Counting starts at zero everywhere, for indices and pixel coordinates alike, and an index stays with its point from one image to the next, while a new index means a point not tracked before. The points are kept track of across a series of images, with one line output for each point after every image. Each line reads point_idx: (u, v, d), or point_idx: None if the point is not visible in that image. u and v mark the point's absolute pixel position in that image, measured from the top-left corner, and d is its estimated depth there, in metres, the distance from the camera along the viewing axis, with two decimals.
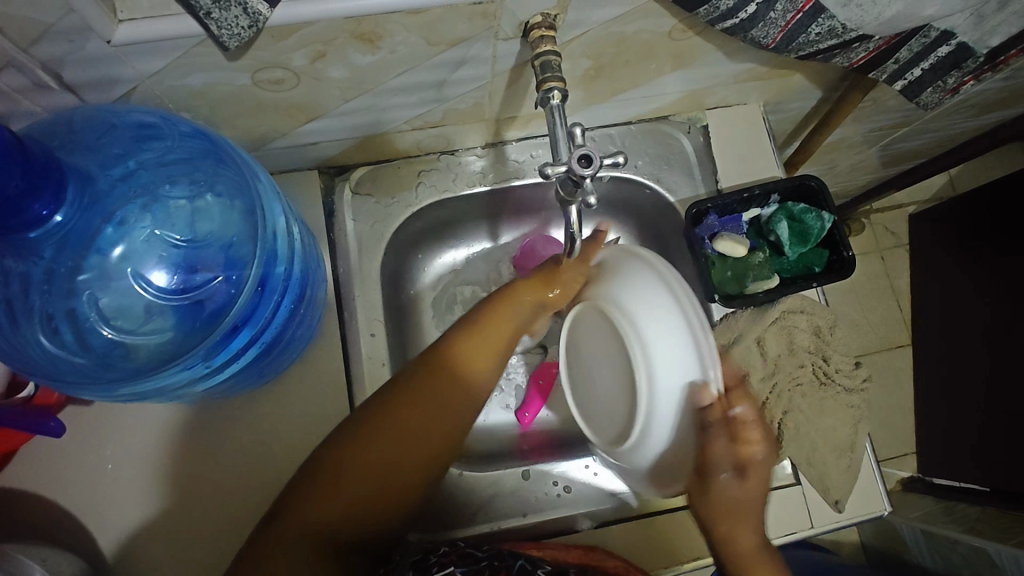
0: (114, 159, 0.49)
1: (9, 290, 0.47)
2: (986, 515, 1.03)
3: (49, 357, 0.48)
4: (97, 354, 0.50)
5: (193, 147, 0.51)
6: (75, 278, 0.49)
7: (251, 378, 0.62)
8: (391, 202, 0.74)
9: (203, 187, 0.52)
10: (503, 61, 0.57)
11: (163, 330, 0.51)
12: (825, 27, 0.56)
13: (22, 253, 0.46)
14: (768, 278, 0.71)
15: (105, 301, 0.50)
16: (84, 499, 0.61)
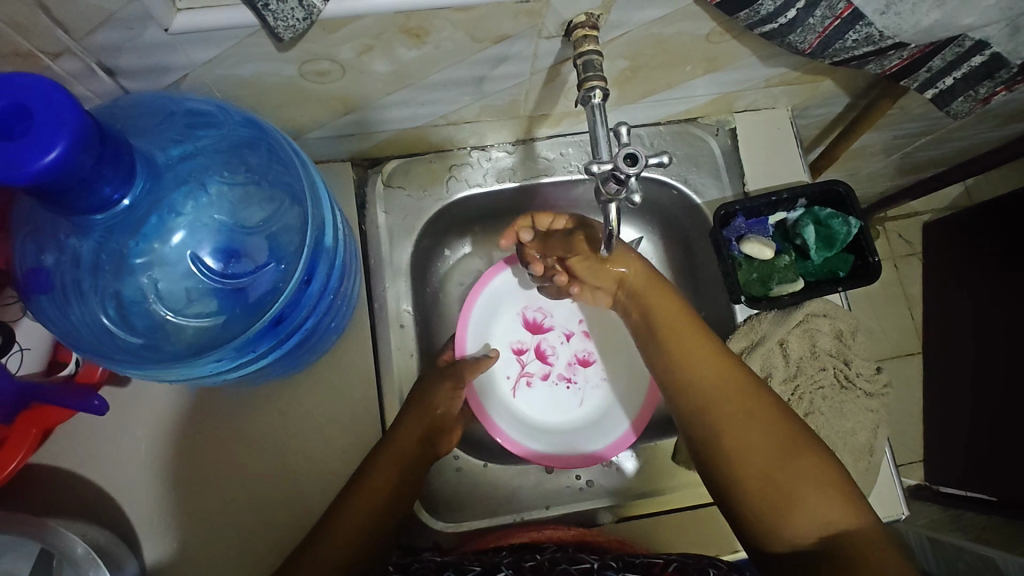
0: (170, 143, 0.50)
1: (62, 267, 0.48)
2: (993, 523, 1.04)
3: (95, 332, 0.49)
4: (144, 335, 0.51)
5: (246, 136, 0.52)
6: (125, 257, 0.50)
7: (286, 367, 0.63)
8: (422, 195, 0.75)
9: (251, 176, 0.53)
10: (542, 59, 0.58)
11: (205, 314, 0.52)
12: (861, 34, 0.56)
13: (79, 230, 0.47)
14: (792, 281, 0.72)
15: (153, 282, 0.51)
16: (120, 478, 0.62)
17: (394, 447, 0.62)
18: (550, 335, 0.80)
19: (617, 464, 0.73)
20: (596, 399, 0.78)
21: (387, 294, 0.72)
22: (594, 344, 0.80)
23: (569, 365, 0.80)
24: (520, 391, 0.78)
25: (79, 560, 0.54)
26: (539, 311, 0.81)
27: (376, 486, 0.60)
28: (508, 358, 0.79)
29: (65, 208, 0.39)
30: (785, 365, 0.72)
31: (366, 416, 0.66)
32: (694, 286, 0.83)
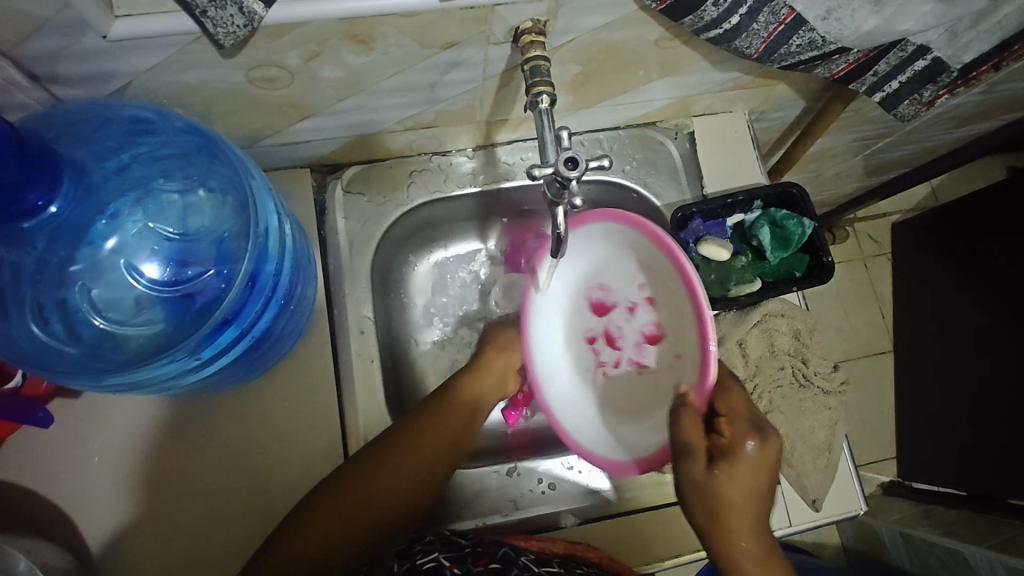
0: (109, 152, 0.51)
1: (1, 279, 0.49)
2: (962, 518, 1.06)
3: (40, 347, 0.49)
4: (87, 344, 0.51)
5: (187, 142, 0.52)
6: (68, 269, 0.51)
7: (238, 372, 0.62)
8: (383, 201, 0.75)
9: (196, 182, 0.53)
10: (494, 64, 0.58)
11: (153, 322, 0.52)
12: (805, 38, 0.58)
13: (15, 242, 0.48)
14: (749, 282, 0.73)
15: (97, 292, 0.52)
16: (76, 489, 0.61)
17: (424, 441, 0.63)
18: (616, 314, 0.69)
19: (581, 471, 0.72)
20: (670, 378, 0.65)
21: (347, 299, 0.72)
22: (664, 311, 0.65)
23: (638, 346, 0.68)
24: (604, 382, 0.69)
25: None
26: (602, 291, 0.68)
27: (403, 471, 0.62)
28: (580, 348, 0.70)
29: None
30: (744, 365, 0.73)
31: (328, 423, 0.66)
32: None
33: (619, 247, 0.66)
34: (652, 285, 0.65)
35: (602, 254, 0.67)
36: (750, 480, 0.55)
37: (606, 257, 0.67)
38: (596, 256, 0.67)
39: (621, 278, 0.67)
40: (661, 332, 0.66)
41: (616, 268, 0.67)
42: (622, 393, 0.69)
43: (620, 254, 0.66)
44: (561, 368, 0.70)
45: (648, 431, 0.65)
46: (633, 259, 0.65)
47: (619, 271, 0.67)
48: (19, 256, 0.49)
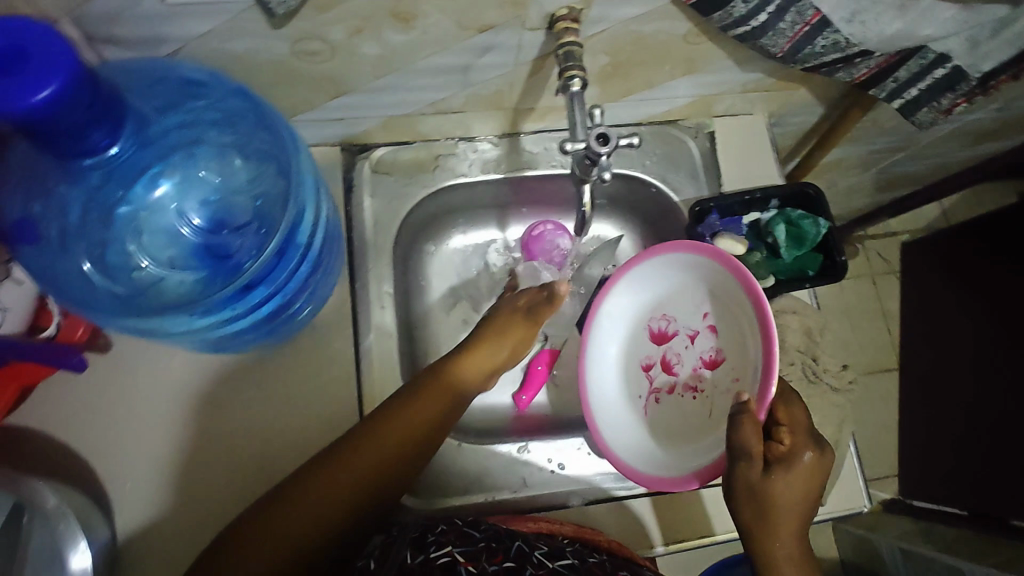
0: (165, 105, 0.51)
1: (52, 216, 0.50)
2: (962, 535, 1.06)
3: (83, 284, 0.51)
4: (123, 288, 0.52)
5: (237, 105, 0.53)
6: (119, 211, 0.52)
7: (256, 337, 0.64)
8: (408, 181, 0.77)
9: (243, 143, 0.55)
10: (527, 50, 0.60)
11: (191, 271, 0.54)
12: (829, 40, 0.60)
13: (72, 181, 0.48)
14: (762, 278, 0.75)
15: (144, 238, 0.54)
16: (100, 443, 0.63)
17: (400, 425, 0.60)
18: (675, 341, 0.72)
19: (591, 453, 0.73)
20: (728, 402, 0.67)
21: (369, 274, 0.73)
22: (722, 339, 0.69)
23: (696, 371, 0.70)
24: (653, 410, 0.72)
25: (50, 512, 0.54)
26: (662, 319, 0.73)
27: (374, 448, 0.59)
28: (636, 377, 0.73)
29: (51, 149, 0.39)
30: None
31: (346, 393, 0.67)
32: None
33: (678, 273, 0.71)
34: (715, 312, 0.69)
35: (662, 279, 0.72)
36: (805, 485, 0.54)
37: (668, 288, 0.72)
38: (655, 283, 0.72)
39: (682, 306, 0.71)
40: (722, 357, 0.69)
41: (676, 295, 0.72)
42: (676, 421, 0.70)
43: (681, 281, 0.71)
44: (610, 392, 0.73)
45: (698, 455, 0.66)
46: (706, 288, 0.70)
47: (678, 301, 0.72)
48: (67, 195, 0.49)
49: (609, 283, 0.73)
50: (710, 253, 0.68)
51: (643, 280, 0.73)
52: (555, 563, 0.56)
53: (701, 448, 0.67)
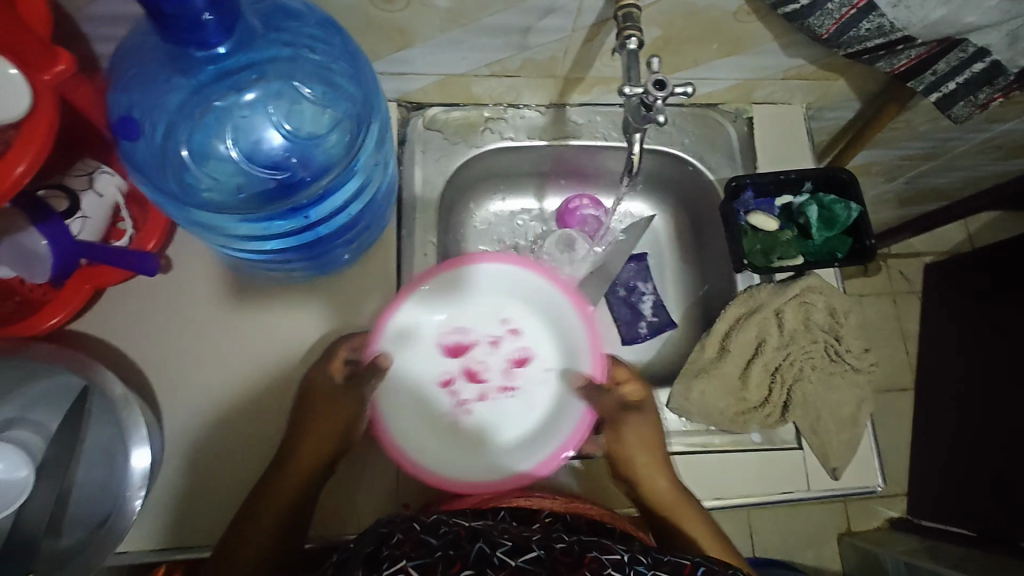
0: (267, 16, 0.54)
1: (156, 109, 0.55)
2: (969, 555, 1.08)
3: (171, 173, 0.56)
4: (203, 184, 0.58)
5: (327, 34, 0.58)
6: (211, 111, 0.57)
7: (305, 260, 0.69)
8: (457, 141, 0.81)
9: (327, 69, 0.58)
10: (586, 15, 0.64)
11: (263, 179, 0.59)
12: (874, 24, 0.63)
13: (182, 74, 0.53)
14: (792, 257, 0.77)
15: (229, 140, 0.58)
16: (155, 356, 0.67)
17: (300, 459, 0.62)
18: (475, 350, 0.77)
19: None
20: (562, 393, 0.75)
21: (415, 224, 0.77)
22: (524, 338, 0.78)
23: (504, 372, 0.77)
24: (465, 419, 0.74)
25: (116, 399, 0.58)
26: (459, 334, 0.77)
27: (283, 483, 0.61)
28: (438, 393, 0.75)
29: (167, 37, 0.41)
30: (779, 333, 0.76)
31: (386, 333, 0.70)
32: (699, 262, 0.89)
33: (472, 287, 0.77)
34: (513, 317, 0.78)
35: (457, 286, 0.76)
36: (644, 438, 0.68)
37: (472, 295, 0.77)
38: (444, 297, 0.76)
39: (472, 316, 0.77)
40: (532, 353, 0.78)
41: (470, 312, 0.77)
42: (488, 428, 0.74)
43: (485, 293, 0.77)
44: (410, 405, 0.73)
45: (541, 447, 0.72)
46: (499, 298, 0.78)
47: (472, 313, 0.77)
48: (173, 88, 0.54)
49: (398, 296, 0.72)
50: (533, 269, 0.77)
51: (434, 291, 0.74)
52: (519, 560, 0.45)
53: (537, 439, 0.73)
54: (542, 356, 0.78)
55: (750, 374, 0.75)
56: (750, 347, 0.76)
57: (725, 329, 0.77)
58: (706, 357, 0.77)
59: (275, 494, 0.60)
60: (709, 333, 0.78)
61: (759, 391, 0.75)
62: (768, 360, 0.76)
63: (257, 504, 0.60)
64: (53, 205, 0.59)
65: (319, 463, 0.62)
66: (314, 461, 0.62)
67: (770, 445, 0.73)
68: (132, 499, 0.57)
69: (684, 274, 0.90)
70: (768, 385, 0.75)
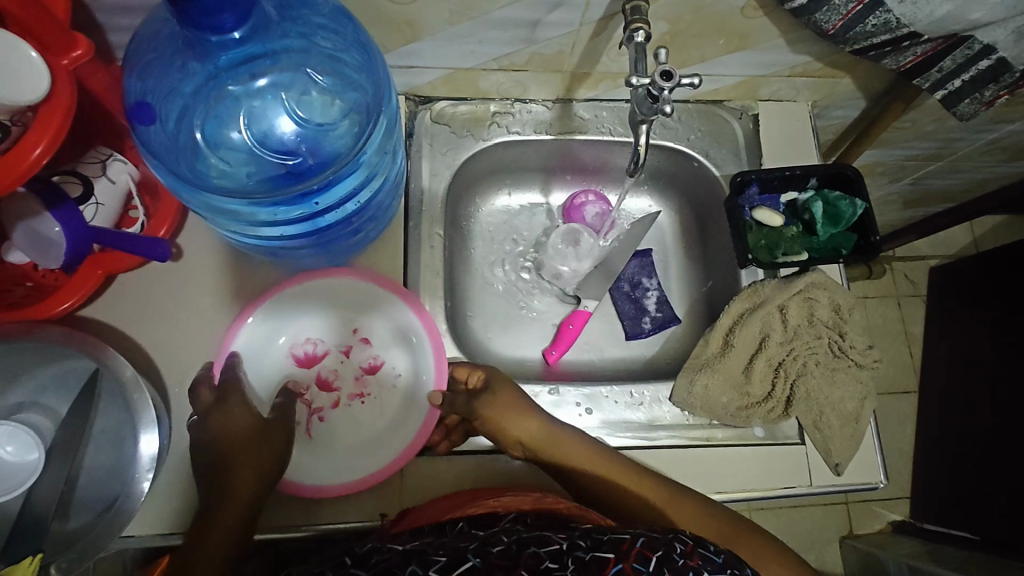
0: (282, 6, 0.56)
1: (171, 93, 0.56)
2: (972, 559, 1.08)
3: (181, 157, 0.57)
4: (212, 169, 0.58)
5: (339, 24, 0.58)
6: (224, 96, 0.58)
7: (312, 246, 0.70)
8: (464, 135, 0.81)
9: (338, 60, 0.59)
10: (593, 9, 0.65)
11: (270, 166, 0.59)
12: (880, 19, 0.63)
13: (199, 59, 0.54)
14: (797, 253, 0.78)
15: (239, 126, 0.59)
16: (163, 344, 0.67)
17: (233, 481, 0.60)
18: (327, 360, 0.72)
19: (617, 402, 0.75)
20: (400, 402, 0.71)
21: (421, 216, 0.77)
22: (376, 347, 0.72)
23: (355, 382, 0.71)
24: (316, 429, 0.69)
25: (126, 380, 0.57)
26: (308, 344, 0.71)
27: (236, 493, 0.59)
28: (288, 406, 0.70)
29: (185, 21, 0.41)
30: (783, 328, 0.76)
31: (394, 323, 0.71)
32: (704, 258, 0.89)
33: (315, 297, 0.71)
34: (364, 327, 0.72)
35: (290, 300, 0.70)
36: (528, 429, 0.66)
37: (317, 315, 0.71)
38: (288, 308, 0.70)
39: (316, 324, 0.72)
40: (381, 364, 0.72)
41: (313, 319, 0.72)
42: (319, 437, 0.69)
43: (321, 300, 0.71)
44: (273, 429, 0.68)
45: (383, 454, 0.67)
46: (339, 305, 0.72)
47: (318, 323, 0.72)
48: (190, 72, 0.56)
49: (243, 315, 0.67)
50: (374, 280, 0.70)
51: (275, 318, 0.69)
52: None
53: (378, 449, 0.68)
54: (390, 363, 0.72)
55: (754, 368, 0.75)
56: (754, 342, 0.77)
57: (729, 323, 0.77)
58: (710, 351, 0.77)
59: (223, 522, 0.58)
60: (713, 327, 0.78)
61: (762, 386, 0.75)
62: (772, 355, 0.76)
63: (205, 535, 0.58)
64: (67, 191, 0.60)
65: (251, 487, 0.60)
66: (244, 486, 0.60)
67: (773, 440, 0.73)
68: (139, 482, 0.56)
69: (689, 270, 0.90)
70: (771, 380, 0.75)
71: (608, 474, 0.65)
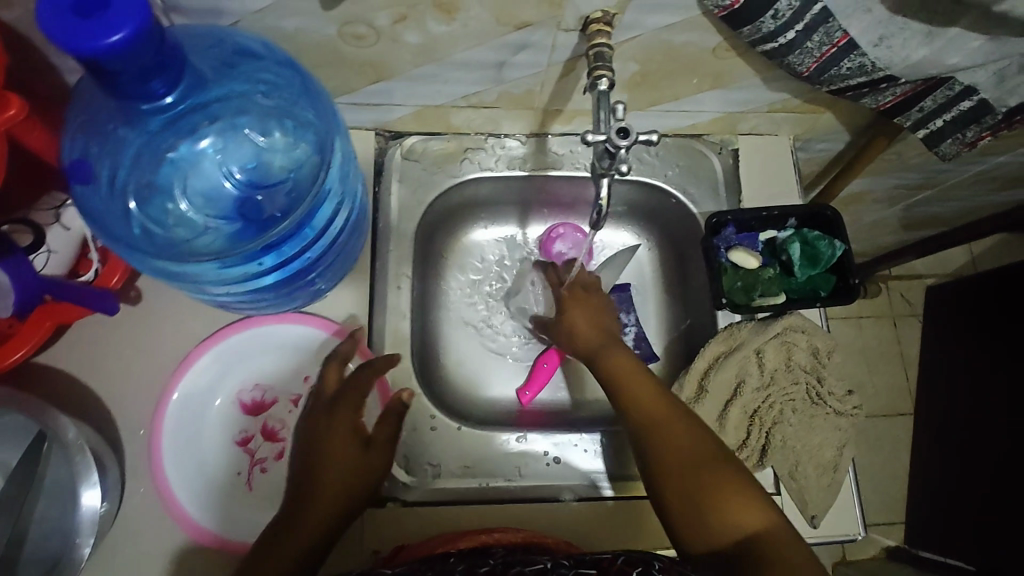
0: (222, 64, 0.55)
1: (107, 160, 0.54)
2: None
3: (126, 225, 0.56)
4: (161, 233, 0.57)
5: (283, 75, 0.59)
6: (165, 156, 0.57)
7: (275, 298, 0.68)
8: (436, 172, 0.80)
9: (285, 111, 0.59)
10: (560, 51, 0.63)
11: (224, 224, 0.59)
12: (855, 63, 0.61)
13: (133, 123, 0.53)
14: (774, 295, 0.75)
15: (184, 189, 0.58)
16: (120, 390, 0.66)
17: (328, 476, 0.61)
18: (274, 409, 0.68)
19: (587, 450, 0.74)
20: None
21: (390, 256, 0.75)
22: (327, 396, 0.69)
23: (303, 432, 0.68)
24: (258, 481, 0.66)
25: (69, 443, 0.57)
26: (255, 390, 0.68)
27: (332, 477, 0.61)
28: (229, 455, 0.66)
29: (113, 92, 0.40)
30: (759, 373, 0.74)
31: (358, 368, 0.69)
32: (684, 295, 0.87)
33: (265, 342, 0.69)
34: (315, 374, 0.69)
35: (239, 345, 0.68)
36: (587, 317, 0.75)
37: (265, 362, 0.69)
38: (237, 354, 0.68)
39: (265, 371, 0.69)
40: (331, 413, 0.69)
41: (264, 365, 0.69)
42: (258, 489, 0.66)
43: (271, 345, 0.69)
44: (213, 480, 0.65)
45: None
46: (290, 352, 0.69)
47: (267, 369, 0.69)
48: (127, 136, 0.54)
49: (191, 358, 0.66)
50: (318, 324, 0.69)
51: (218, 369, 0.67)
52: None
53: None
54: None
55: (729, 416, 0.73)
56: (729, 387, 0.74)
57: (705, 367, 0.75)
58: (684, 396, 0.75)
59: (321, 493, 0.60)
60: (688, 371, 0.76)
61: (737, 434, 0.73)
62: (747, 402, 0.74)
63: (303, 506, 0.59)
64: (18, 240, 0.60)
65: (349, 464, 0.62)
66: (342, 463, 0.61)
67: None
68: (81, 546, 0.56)
69: (669, 307, 0.88)
70: (746, 428, 0.73)
71: (647, 391, 0.64)
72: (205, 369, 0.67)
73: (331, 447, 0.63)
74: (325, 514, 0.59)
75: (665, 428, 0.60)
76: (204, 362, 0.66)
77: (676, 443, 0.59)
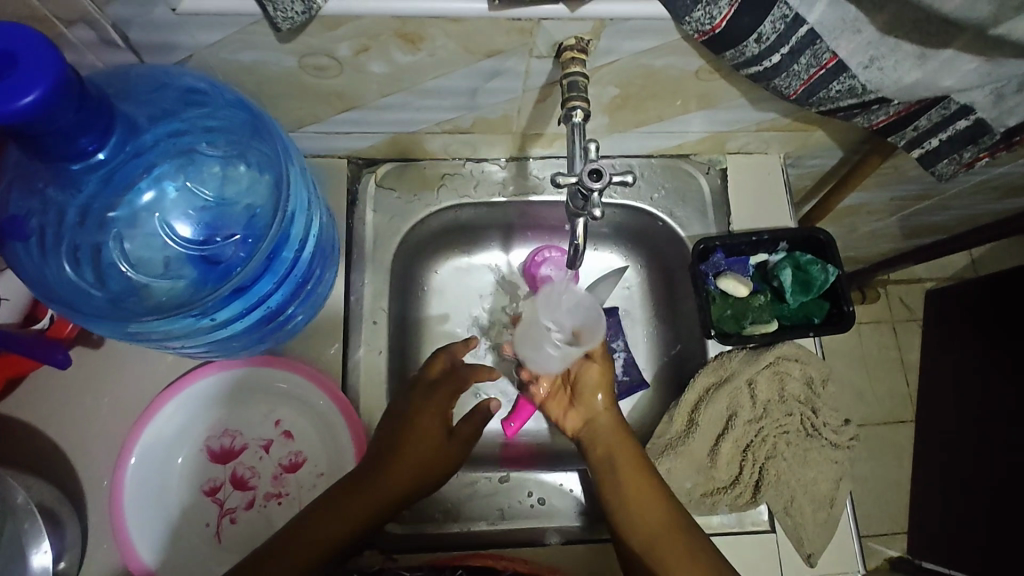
0: (163, 113, 0.53)
1: (45, 219, 0.52)
2: None
3: (72, 287, 0.53)
4: (115, 289, 0.55)
5: (234, 116, 0.56)
6: (107, 215, 0.54)
7: (241, 346, 0.65)
8: (412, 199, 0.77)
9: (236, 153, 0.56)
10: (534, 77, 0.60)
11: (180, 278, 0.56)
12: (845, 85, 0.58)
13: (63, 184, 0.50)
14: (765, 323, 0.73)
15: (130, 247, 0.55)
16: (82, 439, 0.63)
17: (407, 454, 0.63)
18: (244, 457, 0.65)
19: (574, 489, 0.73)
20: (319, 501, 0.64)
21: (365, 289, 0.72)
22: (299, 441, 0.66)
23: (275, 479, 0.65)
24: (227, 533, 0.63)
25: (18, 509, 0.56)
26: (225, 437, 0.66)
27: (418, 445, 0.64)
28: (199, 506, 0.64)
29: (42, 152, 0.42)
30: (752, 405, 0.72)
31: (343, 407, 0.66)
32: (673, 319, 0.84)
33: (231, 388, 0.66)
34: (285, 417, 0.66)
35: (204, 392, 0.65)
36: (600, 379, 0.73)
37: (233, 409, 0.66)
38: (203, 402, 0.65)
39: (233, 417, 0.66)
40: (304, 458, 0.66)
41: (232, 411, 0.66)
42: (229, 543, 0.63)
43: (237, 390, 0.66)
44: (181, 536, 0.62)
45: None
46: (258, 396, 0.67)
47: (235, 416, 0.66)
48: (60, 197, 0.51)
49: (153, 409, 0.63)
50: (284, 366, 0.66)
51: (183, 418, 0.65)
52: None
53: None
54: (311, 457, 0.66)
55: (720, 451, 0.70)
56: (721, 420, 0.72)
57: (695, 399, 0.72)
58: (673, 431, 0.72)
59: (406, 461, 0.63)
60: (678, 404, 0.73)
61: (728, 469, 0.70)
62: (739, 436, 0.71)
63: (380, 474, 0.61)
64: None
65: (434, 441, 0.66)
66: (431, 438, 0.66)
67: (740, 528, 0.68)
68: None
69: (659, 332, 0.85)
70: (739, 462, 0.70)
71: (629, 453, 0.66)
72: (169, 420, 0.64)
73: (425, 423, 0.66)
74: (402, 481, 0.62)
75: (633, 492, 0.62)
76: (168, 413, 0.64)
77: (641, 512, 0.61)
